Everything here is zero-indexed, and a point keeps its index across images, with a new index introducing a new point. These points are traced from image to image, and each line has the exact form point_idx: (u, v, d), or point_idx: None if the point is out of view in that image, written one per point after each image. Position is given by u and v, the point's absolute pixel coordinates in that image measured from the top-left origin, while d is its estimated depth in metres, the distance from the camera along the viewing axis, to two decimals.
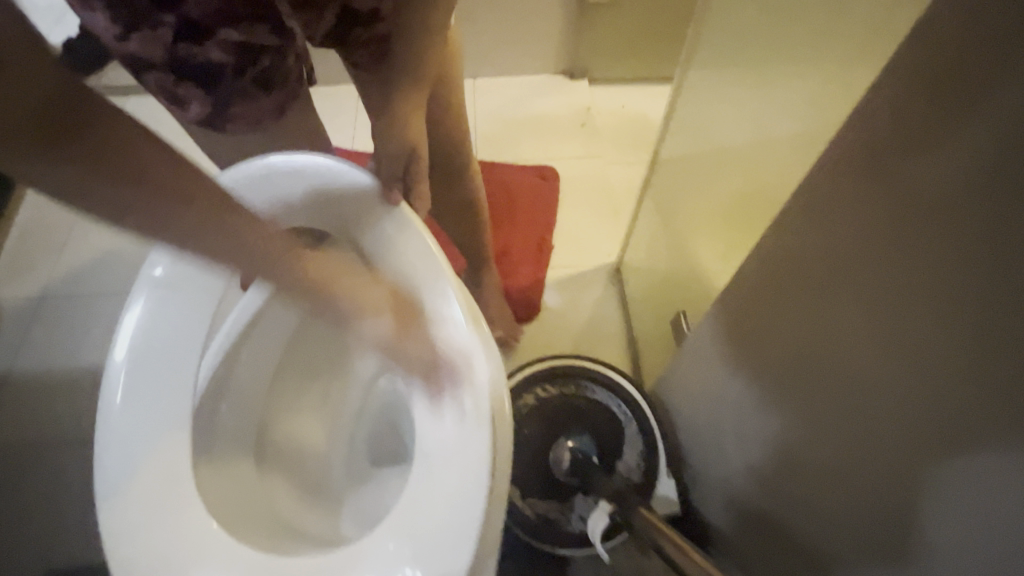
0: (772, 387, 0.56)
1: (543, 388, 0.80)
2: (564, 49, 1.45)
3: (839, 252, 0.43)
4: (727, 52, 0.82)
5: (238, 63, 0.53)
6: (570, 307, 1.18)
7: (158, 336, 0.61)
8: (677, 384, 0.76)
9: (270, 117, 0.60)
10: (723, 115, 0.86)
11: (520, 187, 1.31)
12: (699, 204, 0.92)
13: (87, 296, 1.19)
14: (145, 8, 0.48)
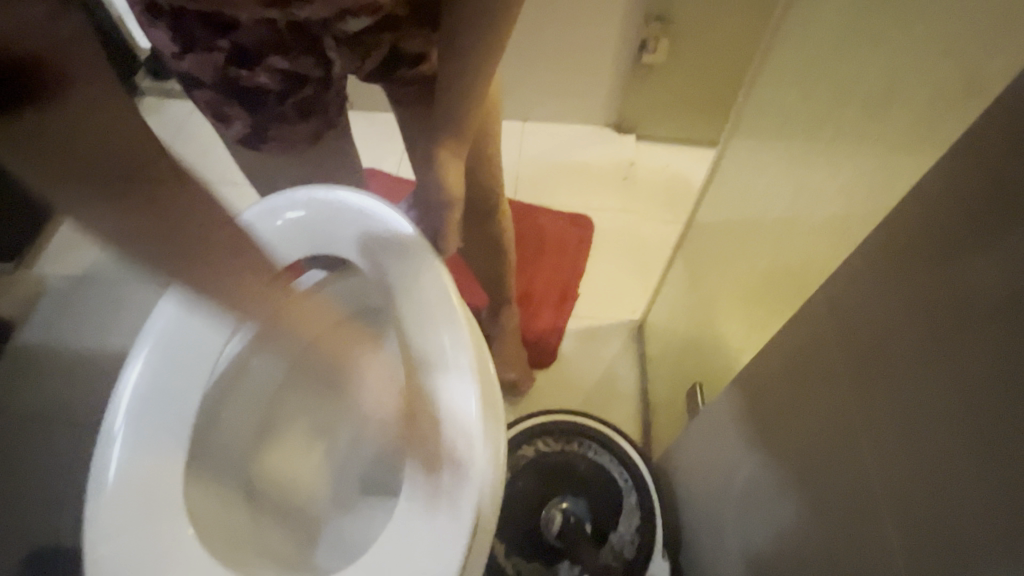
0: (782, 475, 0.52)
1: (543, 441, 0.77)
2: (615, 103, 1.47)
3: (864, 346, 0.41)
4: (763, 123, 0.80)
5: (282, 90, 0.55)
6: (587, 359, 1.16)
7: (173, 346, 0.61)
8: (684, 456, 0.73)
9: (306, 142, 0.62)
10: (753, 183, 0.82)
11: (553, 230, 1.32)
12: (724, 273, 0.89)
13: (122, 283, 1.24)
14: (201, 31, 0.50)
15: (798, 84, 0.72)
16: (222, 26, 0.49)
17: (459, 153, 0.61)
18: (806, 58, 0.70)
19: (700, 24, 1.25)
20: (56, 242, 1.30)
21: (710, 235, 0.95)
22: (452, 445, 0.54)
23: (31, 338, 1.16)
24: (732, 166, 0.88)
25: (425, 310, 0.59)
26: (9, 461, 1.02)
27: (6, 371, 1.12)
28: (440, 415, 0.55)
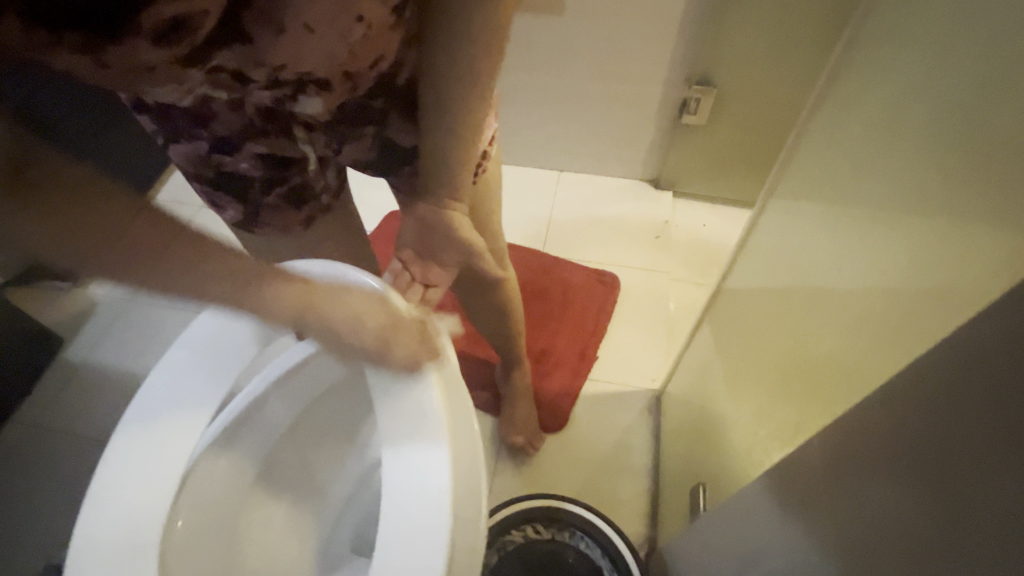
0: None
1: (535, 528, 0.74)
2: (652, 159, 1.44)
3: (866, 513, 0.36)
4: (801, 191, 0.69)
5: (267, 176, 0.54)
6: (599, 425, 1.12)
7: (175, 390, 0.61)
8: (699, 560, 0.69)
9: (299, 227, 0.60)
10: (785, 252, 0.71)
11: (578, 288, 1.29)
12: (739, 348, 0.81)
13: (163, 307, 1.32)
14: (183, 124, 0.50)
15: (834, 157, 0.62)
16: (201, 118, 0.49)
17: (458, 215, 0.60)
18: (840, 146, 0.61)
19: (744, 88, 1.22)
20: None
21: (732, 307, 0.86)
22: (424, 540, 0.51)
23: (76, 353, 1.25)
24: (767, 234, 0.77)
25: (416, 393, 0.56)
26: (43, 471, 1.09)
27: (52, 383, 1.21)
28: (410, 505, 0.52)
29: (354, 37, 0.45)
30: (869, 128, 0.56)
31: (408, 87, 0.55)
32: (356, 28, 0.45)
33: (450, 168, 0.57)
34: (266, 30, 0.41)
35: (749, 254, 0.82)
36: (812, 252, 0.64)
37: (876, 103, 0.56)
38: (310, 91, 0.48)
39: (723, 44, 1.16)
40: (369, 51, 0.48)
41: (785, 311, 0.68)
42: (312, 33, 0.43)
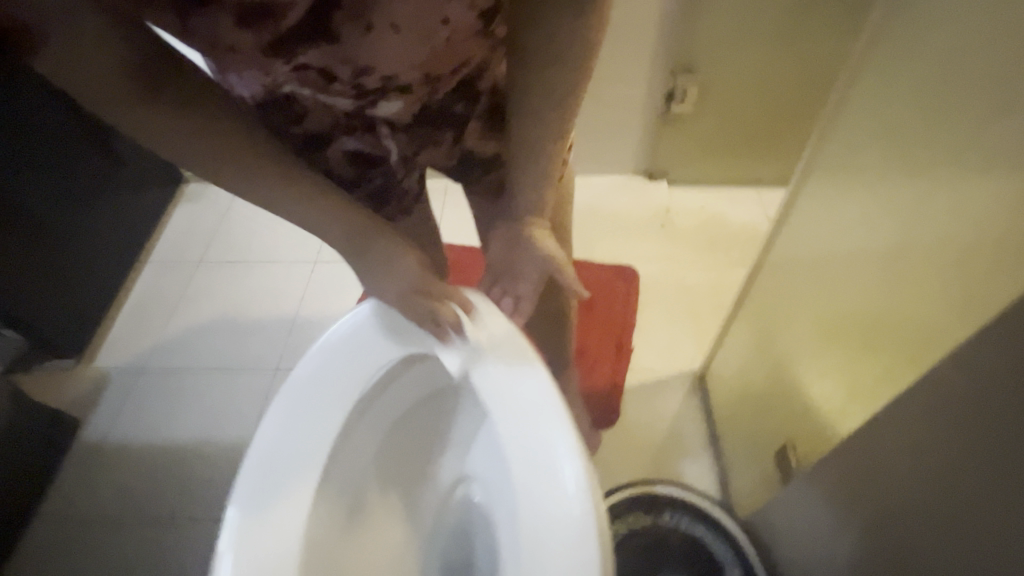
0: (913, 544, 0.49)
1: (637, 517, 0.74)
2: (643, 153, 1.49)
3: (995, 428, 0.37)
4: (840, 161, 0.74)
5: (353, 172, 0.61)
6: (648, 415, 1.13)
7: (287, 443, 0.59)
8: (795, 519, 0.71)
9: (377, 220, 0.66)
10: (832, 223, 0.76)
11: (598, 285, 1.31)
12: (802, 317, 0.83)
13: (180, 371, 1.27)
14: (277, 122, 0.55)
15: (877, 120, 0.67)
16: (295, 116, 0.54)
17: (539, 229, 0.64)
18: (883, 107, 0.66)
19: (722, 73, 1.28)
20: (114, 336, 1.34)
21: (780, 279, 0.89)
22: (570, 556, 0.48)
23: (94, 433, 1.19)
24: (808, 210, 0.82)
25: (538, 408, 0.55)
26: (86, 559, 1.04)
27: (75, 469, 1.14)
28: (552, 524, 0.50)
29: (438, 39, 0.47)
30: (911, 94, 0.62)
31: (489, 91, 0.59)
32: (441, 29, 0.46)
33: (540, 181, 0.61)
34: (354, 29, 0.43)
35: (790, 227, 0.86)
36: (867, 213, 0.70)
37: (918, 61, 0.61)
38: (393, 92, 0.51)
39: (697, 34, 1.22)
40: (451, 54, 0.50)
41: (849, 275, 0.73)
42: (396, 33, 0.44)
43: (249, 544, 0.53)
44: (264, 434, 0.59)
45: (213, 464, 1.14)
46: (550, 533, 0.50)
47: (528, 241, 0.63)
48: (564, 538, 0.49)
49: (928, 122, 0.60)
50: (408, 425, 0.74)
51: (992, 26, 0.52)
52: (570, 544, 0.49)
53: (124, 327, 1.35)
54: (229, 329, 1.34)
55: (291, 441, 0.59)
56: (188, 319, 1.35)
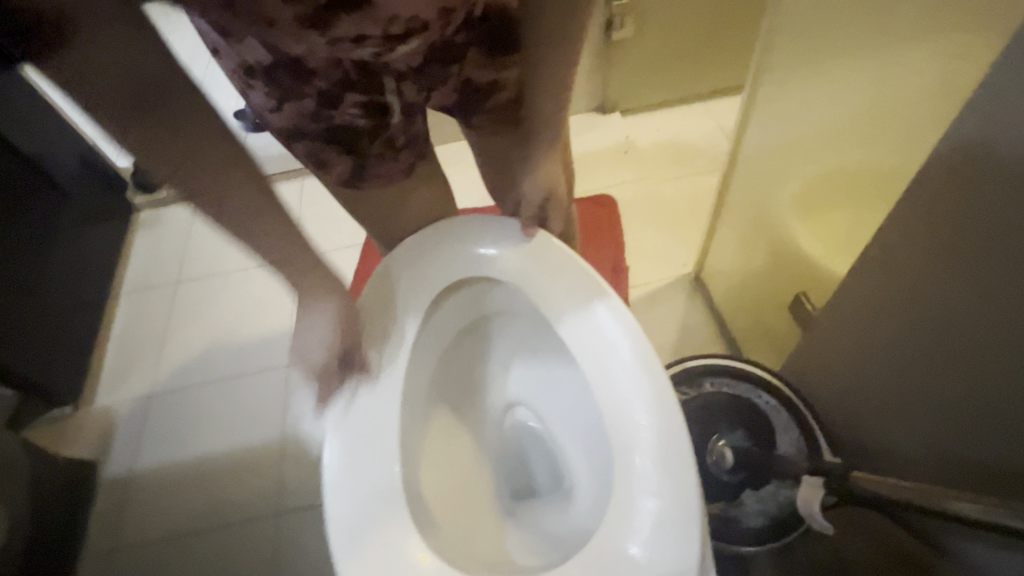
0: (941, 315, 0.57)
1: (682, 391, 0.80)
2: (593, 88, 1.53)
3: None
4: (796, 52, 0.74)
5: (369, 124, 0.60)
6: (659, 322, 1.19)
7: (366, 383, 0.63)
8: (815, 356, 0.79)
9: (401, 173, 0.66)
10: (799, 113, 0.80)
11: (582, 218, 1.36)
12: (779, 191, 0.90)
13: (189, 390, 1.24)
14: (289, 83, 0.55)
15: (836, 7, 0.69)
16: (305, 74, 0.54)
17: (552, 153, 0.67)
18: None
19: None
20: (107, 374, 1.28)
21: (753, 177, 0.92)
22: (651, 412, 0.56)
23: (116, 469, 1.15)
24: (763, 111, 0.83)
25: (580, 290, 0.63)
26: None
27: (109, 507, 1.11)
28: (629, 393, 0.58)
29: None
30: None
31: (483, 21, 0.58)
32: None
33: (551, 102, 0.64)
34: None
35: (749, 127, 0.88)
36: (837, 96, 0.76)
37: None
38: (411, 36, 0.52)
39: None
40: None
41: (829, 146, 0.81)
42: None
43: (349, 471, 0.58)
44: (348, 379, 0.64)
45: (253, 464, 1.13)
46: (632, 399, 0.57)
47: (541, 161, 0.66)
48: (635, 403, 0.57)
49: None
50: (454, 356, 0.81)
51: None
52: (649, 401, 0.57)
53: (116, 362, 1.30)
54: (228, 340, 1.31)
55: (365, 375, 0.64)
56: (184, 340, 1.32)
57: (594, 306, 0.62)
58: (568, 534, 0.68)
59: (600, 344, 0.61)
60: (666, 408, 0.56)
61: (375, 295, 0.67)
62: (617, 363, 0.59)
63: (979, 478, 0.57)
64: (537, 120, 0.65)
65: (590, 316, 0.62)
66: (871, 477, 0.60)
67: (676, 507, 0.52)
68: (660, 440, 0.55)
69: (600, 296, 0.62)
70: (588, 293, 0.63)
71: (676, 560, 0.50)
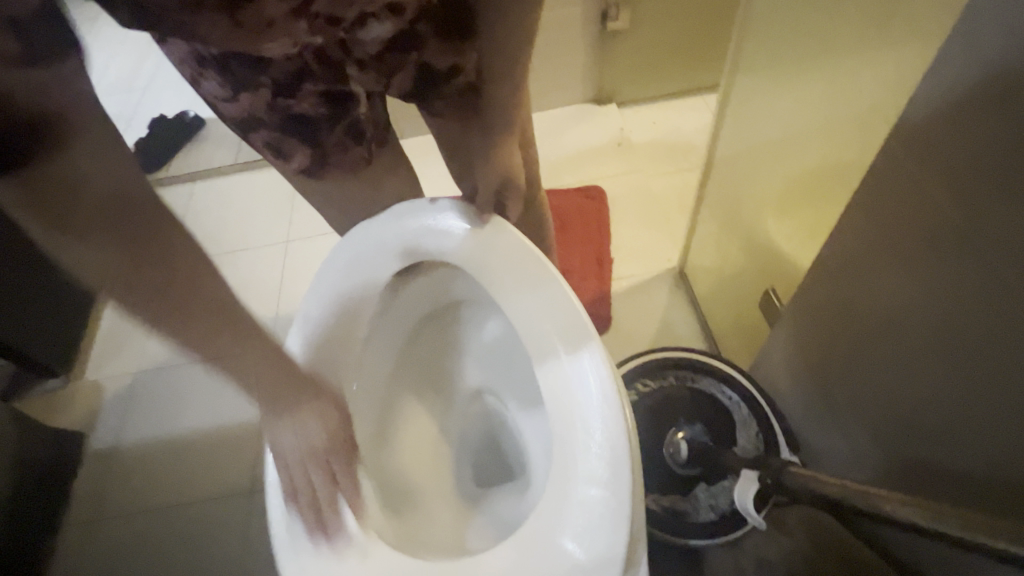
0: (891, 312, 0.56)
1: (645, 383, 0.79)
2: (589, 79, 1.51)
3: (981, 163, 0.43)
4: (775, 47, 0.77)
5: (328, 113, 0.60)
6: (640, 316, 1.19)
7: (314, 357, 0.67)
8: (780, 351, 0.78)
9: (362, 162, 0.66)
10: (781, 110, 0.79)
11: (570, 209, 1.35)
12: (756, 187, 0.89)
13: (176, 368, 1.27)
14: (243, 75, 0.55)
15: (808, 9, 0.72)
16: (259, 64, 0.54)
17: (511, 139, 0.67)
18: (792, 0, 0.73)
19: None
20: (99, 350, 1.31)
21: (735, 170, 0.92)
22: (591, 405, 0.56)
23: (103, 442, 1.18)
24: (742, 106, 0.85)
25: (529, 276, 0.62)
26: (132, 552, 1.06)
27: (93, 479, 1.14)
28: (572, 385, 0.57)
29: None
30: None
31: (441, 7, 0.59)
32: None
33: (509, 85, 0.64)
34: None
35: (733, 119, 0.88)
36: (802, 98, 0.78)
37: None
38: (374, 17, 0.53)
39: None
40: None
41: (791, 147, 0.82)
42: None
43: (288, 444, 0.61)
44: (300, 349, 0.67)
45: (233, 442, 1.16)
46: (574, 391, 0.57)
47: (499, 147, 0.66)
48: (577, 396, 0.57)
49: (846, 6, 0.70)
50: (417, 339, 0.81)
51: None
52: (591, 394, 0.56)
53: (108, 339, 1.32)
54: None
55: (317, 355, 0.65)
56: None
57: (543, 293, 0.61)
58: (515, 521, 0.68)
59: (547, 335, 0.60)
60: (607, 402, 0.55)
61: (325, 275, 0.69)
62: (563, 354, 0.59)
63: (918, 478, 0.58)
64: (495, 106, 0.65)
65: (538, 305, 0.61)
66: (808, 471, 0.58)
67: (610, 503, 0.52)
68: (601, 434, 0.54)
69: (553, 284, 0.61)
70: (537, 280, 0.62)
71: (607, 553, 0.51)
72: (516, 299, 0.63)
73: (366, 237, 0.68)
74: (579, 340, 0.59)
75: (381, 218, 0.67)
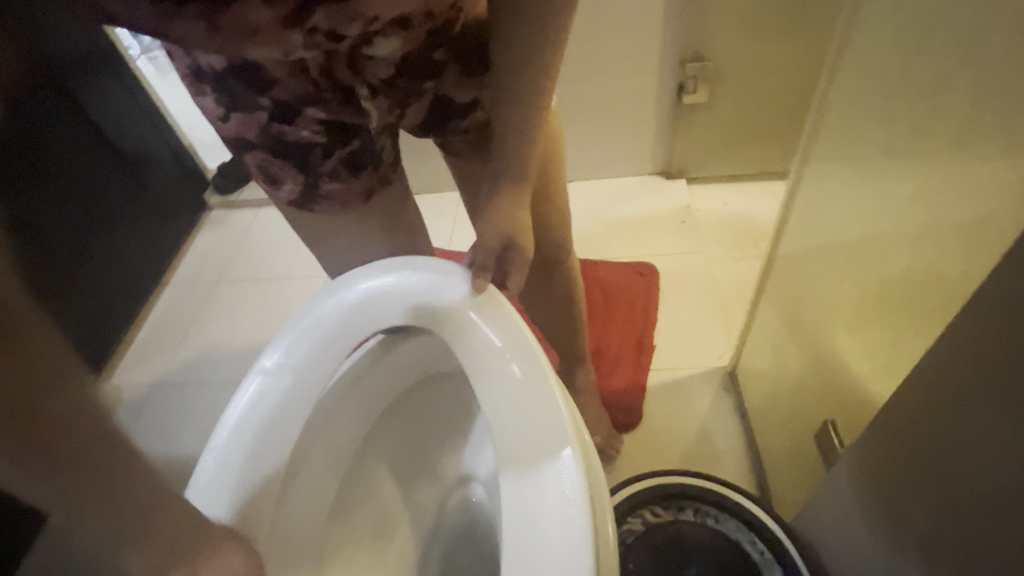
0: (991, 503, 0.40)
1: (652, 511, 0.71)
2: (659, 150, 1.42)
3: None
4: (853, 125, 0.67)
5: (327, 142, 0.56)
6: (677, 416, 1.04)
7: (264, 413, 0.58)
8: (823, 501, 0.62)
9: (357, 199, 0.61)
10: (856, 199, 0.67)
11: (617, 283, 1.24)
12: (822, 293, 0.76)
13: (190, 386, 1.25)
14: (242, 94, 0.53)
15: (882, 95, 0.61)
16: (261, 84, 0.51)
17: (522, 195, 0.60)
18: (874, 77, 0.63)
19: (735, 60, 1.24)
20: (133, 354, 1.33)
21: (801, 264, 0.81)
22: (552, 554, 0.43)
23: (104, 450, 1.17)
24: (815, 194, 0.76)
25: (515, 364, 0.53)
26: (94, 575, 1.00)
27: None
28: (545, 520, 0.45)
29: None
30: (898, 74, 0.59)
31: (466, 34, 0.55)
32: None
33: (524, 133, 0.57)
34: None
35: (800, 208, 0.80)
36: (880, 187, 0.63)
37: (910, 37, 0.57)
38: (392, 33, 0.48)
39: (708, 19, 1.18)
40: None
41: (866, 251, 0.66)
42: None
43: (220, 491, 0.54)
44: (237, 408, 0.58)
45: None
46: (541, 527, 0.45)
47: (506, 203, 0.59)
48: (542, 536, 0.44)
49: (911, 70, 0.57)
50: (401, 407, 0.71)
51: (919, 25, 0.55)
52: (558, 539, 0.43)
53: (140, 347, 1.34)
54: (240, 346, 1.30)
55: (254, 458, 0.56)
56: (202, 335, 1.34)
57: (528, 388, 0.51)
58: None
59: (526, 441, 0.49)
60: (576, 556, 0.42)
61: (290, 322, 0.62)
62: (543, 474, 0.47)
63: None
64: (505, 158, 0.59)
65: (519, 399, 0.51)
66: None
67: None
68: None
69: (540, 383, 0.51)
70: (524, 370, 0.52)
71: None
72: (500, 379, 0.53)
73: (346, 286, 0.61)
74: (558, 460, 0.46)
75: (367, 271, 0.61)
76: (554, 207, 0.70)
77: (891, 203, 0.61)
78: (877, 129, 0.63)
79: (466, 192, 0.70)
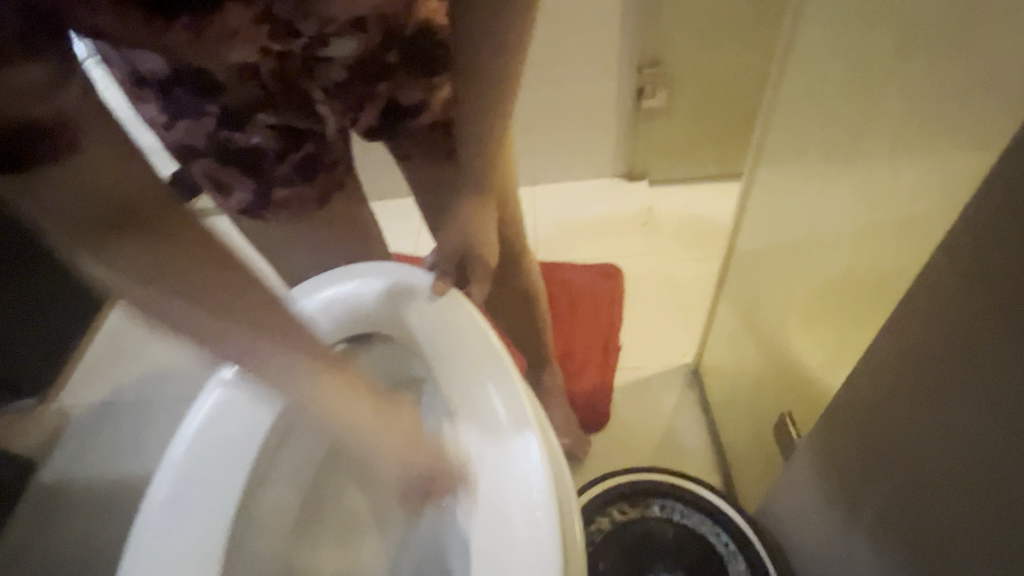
0: (926, 485, 0.43)
1: (619, 509, 0.73)
2: (621, 153, 1.45)
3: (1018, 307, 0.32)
4: (798, 129, 0.70)
5: (279, 148, 0.55)
6: (643, 414, 1.05)
7: (220, 428, 0.57)
8: (780, 491, 0.65)
9: (311, 206, 0.60)
10: (802, 198, 0.70)
11: (581, 285, 1.25)
12: (776, 289, 0.78)
13: (147, 403, 1.20)
14: (188, 100, 0.52)
15: (824, 100, 0.65)
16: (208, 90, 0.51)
17: (482, 202, 0.62)
18: (817, 82, 0.65)
19: (690, 64, 1.27)
20: (82, 371, 1.27)
21: (756, 261, 0.83)
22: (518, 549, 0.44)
23: (54, 474, 1.11)
24: (766, 195, 0.79)
25: (477, 363, 0.53)
26: None
27: (32, 514, 1.06)
28: (509, 517, 0.46)
29: None
30: (838, 80, 0.62)
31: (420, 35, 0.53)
32: None
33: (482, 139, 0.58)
34: None
35: (753, 207, 0.83)
36: (822, 187, 0.66)
37: (849, 46, 0.60)
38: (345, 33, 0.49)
39: (664, 25, 1.21)
40: None
41: (811, 249, 0.69)
42: None
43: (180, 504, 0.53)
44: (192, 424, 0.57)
45: None
46: (507, 523, 0.46)
47: (468, 211, 0.61)
48: (510, 532, 0.45)
49: (849, 76, 0.60)
50: None
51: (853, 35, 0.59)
52: (524, 532, 0.45)
53: (90, 364, 1.28)
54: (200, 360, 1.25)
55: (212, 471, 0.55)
56: (158, 349, 1.28)
57: (489, 386, 0.52)
58: None
59: (493, 440, 0.49)
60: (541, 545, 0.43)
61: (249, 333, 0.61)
62: (505, 469, 0.48)
63: None
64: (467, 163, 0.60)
65: (483, 397, 0.52)
66: None
67: None
68: None
69: (504, 383, 0.52)
70: (487, 369, 0.53)
71: None
72: (465, 379, 0.53)
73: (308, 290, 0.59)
74: (523, 453, 0.48)
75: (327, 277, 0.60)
76: (514, 210, 0.71)
77: (832, 203, 0.64)
78: (819, 133, 0.66)
79: (425, 197, 0.69)
